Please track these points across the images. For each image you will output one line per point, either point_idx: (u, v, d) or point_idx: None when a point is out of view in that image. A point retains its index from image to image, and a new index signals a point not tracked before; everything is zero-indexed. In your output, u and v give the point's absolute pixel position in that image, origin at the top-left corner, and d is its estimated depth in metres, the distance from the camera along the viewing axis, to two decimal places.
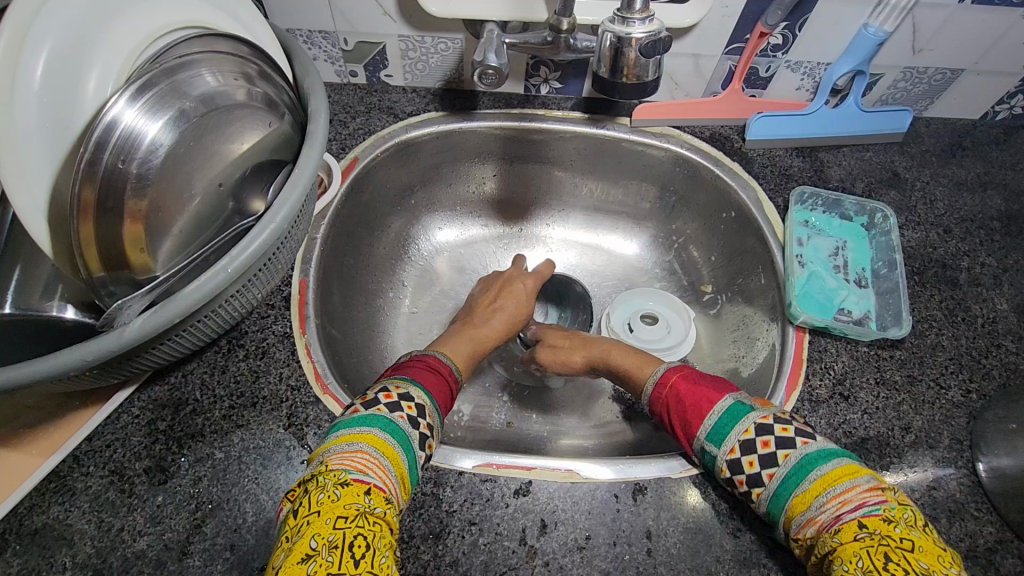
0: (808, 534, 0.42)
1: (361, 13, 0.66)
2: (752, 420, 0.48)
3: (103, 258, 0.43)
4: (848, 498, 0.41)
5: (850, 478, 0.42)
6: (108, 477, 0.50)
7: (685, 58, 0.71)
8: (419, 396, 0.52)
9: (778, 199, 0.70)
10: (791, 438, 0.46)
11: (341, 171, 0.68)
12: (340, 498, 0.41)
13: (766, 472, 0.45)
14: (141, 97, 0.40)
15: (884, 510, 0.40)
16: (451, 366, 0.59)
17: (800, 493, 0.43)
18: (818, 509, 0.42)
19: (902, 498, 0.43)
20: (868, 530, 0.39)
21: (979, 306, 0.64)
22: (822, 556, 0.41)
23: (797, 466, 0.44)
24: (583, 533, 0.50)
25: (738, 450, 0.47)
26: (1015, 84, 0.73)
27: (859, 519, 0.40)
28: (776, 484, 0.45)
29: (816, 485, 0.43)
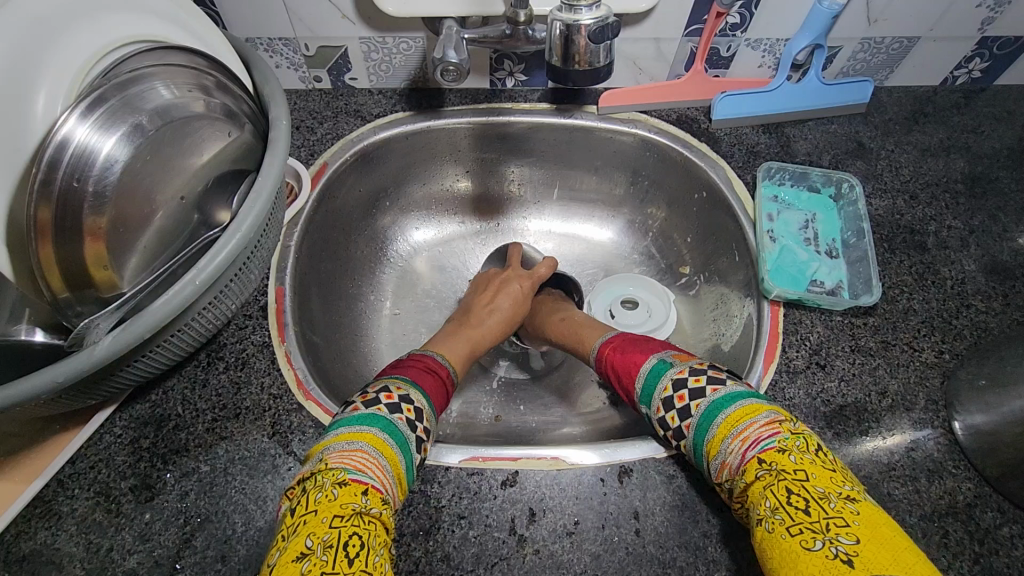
0: (724, 478, 0.46)
1: (320, 17, 0.66)
2: (670, 377, 0.52)
3: (67, 277, 0.43)
4: (748, 435, 0.45)
5: (745, 415, 0.47)
6: (94, 498, 0.49)
7: (646, 42, 0.71)
8: (418, 399, 0.53)
9: (747, 176, 0.71)
10: (702, 388, 0.50)
11: (310, 178, 0.68)
12: (337, 498, 0.42)
13: (686, 425, 0.49)
14: (92, 114, 0.40)
15: (778, 441, 0.44)
16: (448, 371, 0.60)
17: (709, 438, 0.47)
18: (725, 451, 0.46)
19: (801, 427, 0.46)
20: (766, 466, 0.43)
21: (947, 268, 0.65)
22: (740, 497, 0.45)
23: (705, 412, 0.48)
24: (571, 519, 0.51)
25: (661, 408, 0.51)
26: (971, 48, 0.74)
27: (757, 456, 0.44)
28: (692, 433, 0.49)
29: (721, 428, 0.47)
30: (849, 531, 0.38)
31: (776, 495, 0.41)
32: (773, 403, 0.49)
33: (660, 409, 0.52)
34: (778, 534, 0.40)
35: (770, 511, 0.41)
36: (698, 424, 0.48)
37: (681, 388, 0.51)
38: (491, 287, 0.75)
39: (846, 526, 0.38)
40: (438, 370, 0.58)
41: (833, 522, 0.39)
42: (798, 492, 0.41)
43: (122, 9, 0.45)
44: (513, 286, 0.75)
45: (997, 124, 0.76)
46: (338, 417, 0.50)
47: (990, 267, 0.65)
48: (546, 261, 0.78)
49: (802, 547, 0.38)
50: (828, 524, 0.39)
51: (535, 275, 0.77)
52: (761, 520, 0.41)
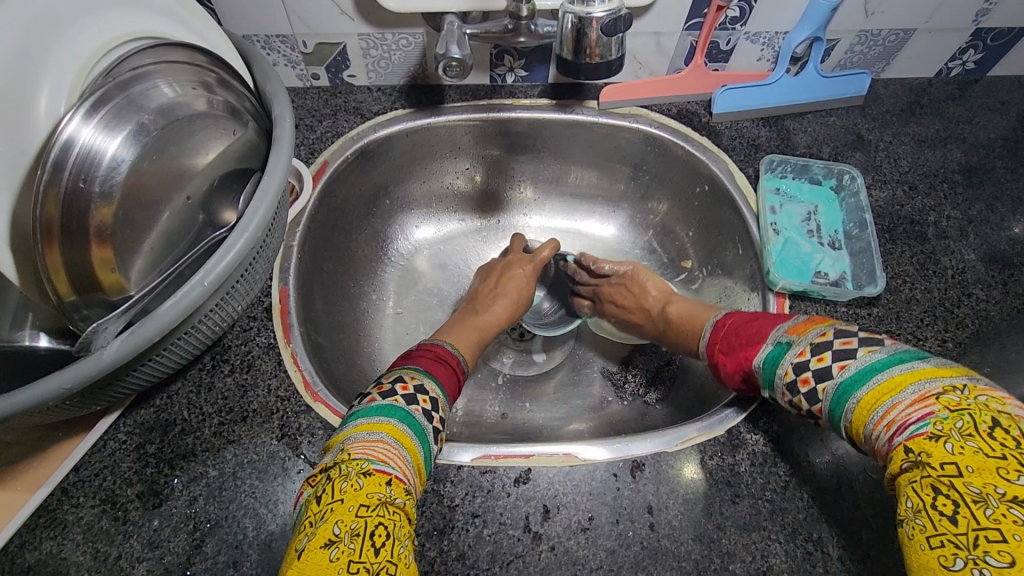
0: (876, 463, 0.41)
1: (318, 14, 0.65)
2: (791, 359, 0.46)
3: (73, 282, 0.41)
4: (893, 419, 0.39)
5: (890, 398, 0.40)
6: (100, 506, 0.48)
7: (646, 36, 0.71)
8: (433, 389, 0.53)
9: (749, 169, 0.71)
10: (828, 366, 0.44)
11: (311, 177, 0.67)
12: (363, 487, 0.41)
13: (817, 407, 0.45)
14: (96, 114, 0.39)
15: (931, 426, 0.37)
16: (459, 359, 0.60)
17: (849, 421, 0.42)
18: (872, 439, 0.41)
19: (968, 401, 0.38)
20: (911, 457, 0.37)
21: (948, 258, 0.66)
22: (889, 485, 0.41)
23: (834, 398, 0.43)
24: (585, 515, 0.51)
25: (788, 393, 0.47)
26: (966, 40, 0.75)
27: (903, 444, 0.38)
28: (827, 416, 0.44)
29: (857, 412, 0.42)
30: (1005, 549, 0.33)
31: (920, 495, 0.37)
32: (934, 367, 0.40)
33: (785, 395, 0.47)
34: (919, 543, 0.36)
35: (911, 513, 0.37)
36: (830, 406, 0.44)
37: (806, 370, 0.45)
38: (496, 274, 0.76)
39: (1003, 542, 0.33)
40: (449, 360, 0.58)
41: (983, 536, 0.33)
42: (948, 494, 0.35)
43: (121, 5, 0.44)
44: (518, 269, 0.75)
45: (992, 114, 0.77)
46: (354, 408, 0.49)
47: (990, 256, 0.66)
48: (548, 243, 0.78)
49: (942, 565, 0.34)
50: (977, 539, 0.34)
51: (536, 258, 0.77)
52: (903, 522, 0.37)
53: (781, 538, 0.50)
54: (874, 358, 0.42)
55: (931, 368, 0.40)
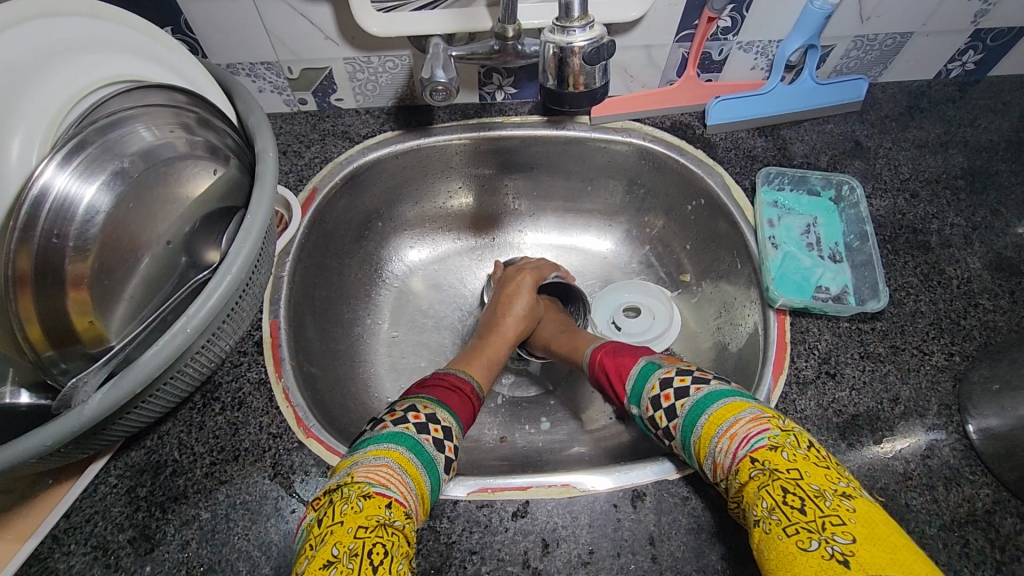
0: (718, 478, 0.46)
1: (302, 39, 0.64)
2: (657, 377, 0.54)
3: (50, 337, 0.42)
4: (736, 433, 0.46)
5: (732, 415, 0.47)
6: (91, 553, 0.48)
7: (636, 50, 0.70)
8: (445, 417, 0.53)
9: (745, 182, 0.70)
10: (686, 386, 0.51)
11: (300, 206, 0.66)
12: (363, 510, 0.42)
13: (670, 424, 0.51)
14: (71, 163, 0.40)
15: (768, 439, 0.45)
16: (472, 385, 0.60)
17: (698, 438, 0.48)
18: (715, 451, 0.46)
19: (790, 425, 0.46)
20: (758, 465, 0.43)
21: (953, 268, 0.64)
22: (735, 497, 0.45)
23: (690, 412, 0.50)
24: (586, 548, 0.49)
25: (650, 408, 0.53)
26: (964, 41, 0.73)
27: (749, 455, 0.44)
28: (679, 433, 0.50)
29: (708, 427, 0.48)
30: (846, 530, 0.39)
31: (773, 495, 0.42)
32: (761, 402, 0.50)
33: (649, 409, 0.53)
34: (776, 535, 0.40)
35: (767, 511, 0.41)
36: (682, 424, 0.50)
37: (667, 387, 0.52)
38: (501, 292, 0.74)
39: (843, 524, 0.39)
40: (463, 387, 0.58)
41: (828, 521, 0.39)
42: (794, 491, 0.41)
43: (95, 49, 0.43)
44: (527, 285, 0.74)
45: (993, 116, 0.75)
46: (365, 435, 0.50)
47: (996, 264, 0.64)
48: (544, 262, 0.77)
49: (799, 548, 0.39)
50: (824, 523, 0.39)
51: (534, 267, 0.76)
52: (759, 521, 0.42)
53: None
54: (713, 388, 0.50)
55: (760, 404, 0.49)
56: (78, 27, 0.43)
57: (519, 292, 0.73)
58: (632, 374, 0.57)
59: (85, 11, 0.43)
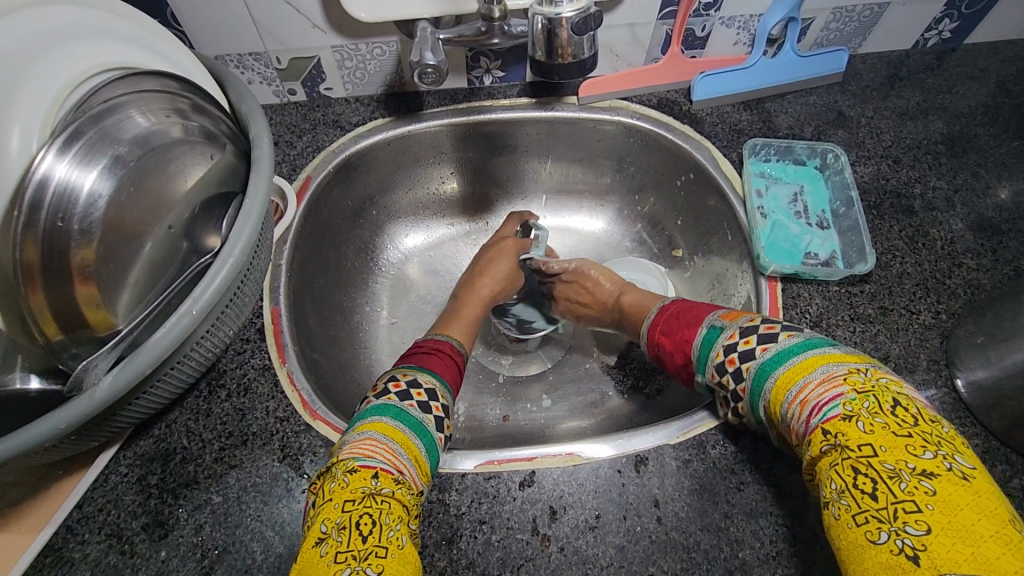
0: (795, 442, 0.44)
1: (289, 27, 0.64)
2: (721, 342, 0.52)
3: (59, 321, 0.42)
4: (806, 400, 0.43)
5: (802, 379, 0.44)
6: (106, 541, 0.48)
7: (621, 29, 0.70)
8: (427, 380, 0.54)
9: (732, 155, 0.71)
10: (752, 348, 0.49)
11: (295, 194, 0.67)
12: (348, 484, 0.42)
13: (738, 387, 0.49)
14: (69, 149, 0.40)
15: (842, 407, 0.41)
16: (453, 346, 0.61)
17: (768, 400, 0.46)
18: (788, 418, 0.44)
19: (871, 381, 0.42)
20: (830, 440, 0.40)
21: (936, 230, 0.66)
22: (811, 468, 0.43)
23: (755, 377, 0.47)
24: (593, 513, 0.51)
25: (715, 374, 0.51)
26: (940, 10, 0.75)
27: (820, 428, 0.41)
28: (748, 399, 0.48)
29: (775, 395, 0.45)
30: (920, 519, 0.35)
31: (841, 475, 0.39)
32: (841, 351, 0.45)
33: (716, 376, 0.51)
34: (845, 522, 0.38)
35: (836, 494, 0.39)
36: (751, 385, 0.48)
37: (733, 351, 0.50)
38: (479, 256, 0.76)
39: (917, 512, 0.35)
40: (443, 350, 0.59)
41: (901, 508, 0.35)
42: (864, 470, 0.38)
43: (86, 36, 0.43)
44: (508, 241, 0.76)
45: (970, 83, 0.78)
46: (355, 414, 0.51)
47: (978, 225, 0.66)
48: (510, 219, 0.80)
49: (868, 539, 0.36)
50: (895, 511, 0.36)
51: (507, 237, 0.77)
52: (829, 503, 0.39)
53: (789, 522, 0.50)
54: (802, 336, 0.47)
55: (840, 353, 0.45)
56: (70, 15, 0.43)
57: (492, 252, 0.75)
58: (699, 337, 0.54)
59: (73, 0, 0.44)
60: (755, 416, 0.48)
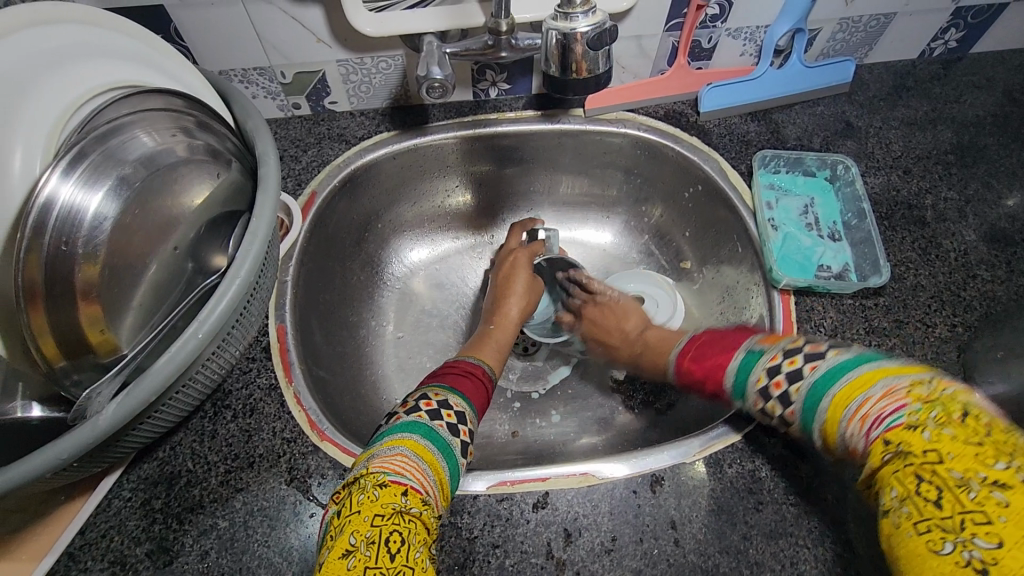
0: (851, 458, 0.39)
1: (294, 42, 0.64)
2: (763, 366, 0.44)
3: (59, 344, 0.41)
4: (867, 413, 0.37)
5: (861, 391, 0.37)
6: (109, 569, 0.47)
7: (628, 41, 0.70)
8: (458, 403, 0.53)
9: (741, 166, 0.70)
10: (800, 369, 0.42)
11: (300, 210, 0.66)
12: (379, 498, 0.41)
13: (787, 414, 0.42)
14: (74, 171, 0.38)
15: (908, 417, 0.35)
16: (483, 369, 0.59)
17: (822, 423, 0.39)
18: (846, 434, 0.38)
19: (939, 391, 0.36)
20: (892, 449, 0.35)
21: (949, 241, 0.65)
22: (867, 480, 0.38)
23: (807, 399, 0.41)
24: (608, 535, 0.49)
25: (760, 401, 0.44)
26: (946, 20, 0.75)
27: (882, 437, 0.36)
28: (798, 424, 0.42)
29: (833, 410, 0.38)
30: (991, 530, 0.31)
31: (904, 485, 0.34)
32: (900, 363, 0.39)
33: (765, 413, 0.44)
34: (904, 532, 0.33)
35: (897, 502, 0.34)
36: (802, 410, 0.41)
37: (777, 376, 0.43)
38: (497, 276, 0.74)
39: (989, 524, 0.31)
40: (475, 371, 0.58)
41: (969, 519, 0.31)
42: (931, 481, 0.33)
43: (89, 55, 0.43)
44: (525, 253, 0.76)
45: (977, 92, 0.77)
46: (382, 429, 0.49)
47: (990, 235, 0.66)
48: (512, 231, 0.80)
49: (931, 551, 0.32)
50: (963, 522, 0.31)
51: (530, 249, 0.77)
52: (888, 512, 0.35)
53: (809, 543, 0.48)
54: (837, 360, 0.40)
55: (897, 366, 0.38)
56: (74, 34, 0.42)
57: (516, 272, 0.74)
58: (734, 364, 0.47)
59: (74, 17, 0.43)
60: (806, 437, 0.42)
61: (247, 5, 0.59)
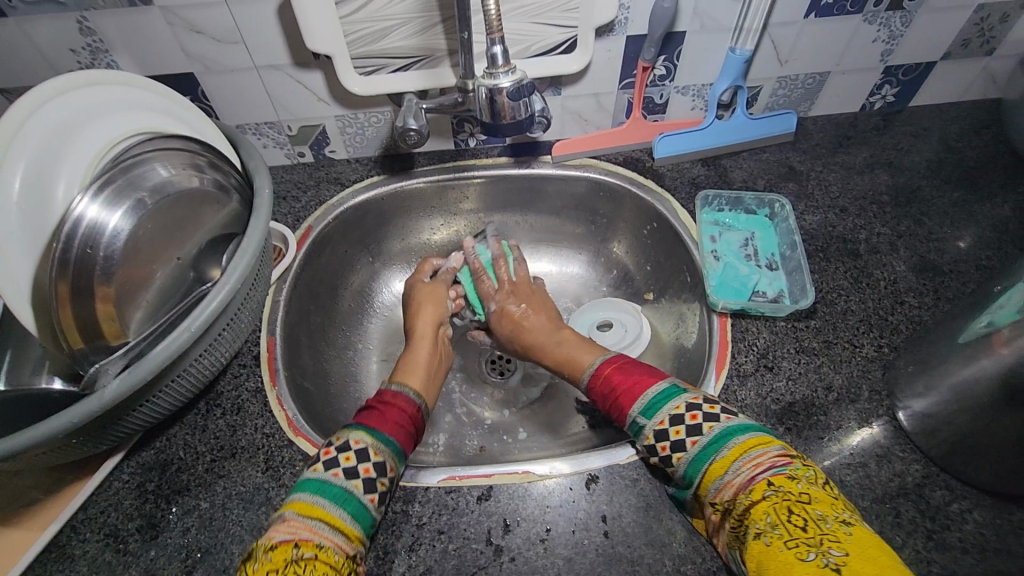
0: (725, 498, 0.46)
1: (298, 101, 0.76)
2: (683, 399, 0.52)
3: (84, 335, 0.50)
4: (762, 460, 0.45)
5: (762, 445, 0.47)
6: (104, 540, 0.54)
7: (586, 98, 0.80)
8: (361, 438, 0.51)
9: (690, 205, 0.78)
10: (699, 423, 0.50)
11: (296, 241, 0.76)
12: (271, 561, 0.42)
13: (675, 455, 0.50)
14: (102, 194, 0.48)
15: (790, 469, 0.44)
16: (405, 396, 0.58)
17: (712, 463, 0.47)
18: (733, 472, 0.46)
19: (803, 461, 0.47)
20: (773, 487, 0.43)
21: (880, 271, 0.71)
22: (738, 517, 0.44)
23: (715, 436, 0.49)
24: (544, 526, 0.54)
25: (666, 421, 0.51)
26: (879, 78, 0.83)
27: (768, 477, 0.44)
28: (696, 451, 0.49)
29: (734, 450, 0.47)
30: (842, 545, 0.39)
31: (778, 511, 0.42)
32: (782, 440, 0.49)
33: (665, 422, 0.51)
34: (775, 547, 0.40)
35: (770, 525, 0.41)
36: (705, 442, 0.49)
37: (680, 423, 0.50)
38: (410, 303, 0.77)
39: (840, 543, 0.39)
40: (392, 402, 0.56)
41: (828, 539, 0.39)
42: (798, 512, 0.42)
43: (126, 108, 0.54)
44: (440, 281, 0.79)
45: (915, 141, 0.84)
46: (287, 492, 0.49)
47: (920, 266, 0.71)
48: (421, 265, 0.83)
49: (798, 559, 0.39)
50: (822, 539, 0.39)
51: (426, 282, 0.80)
52: (760, 533, 0.42)
53: None
54: (733, 423, 0.49)
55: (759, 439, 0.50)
56: (116, 92, 0.54)
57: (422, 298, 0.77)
58: (648, 395, 0.54)
59: (119, 80, 0.55)
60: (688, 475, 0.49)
61: (260, 72, 0.71)
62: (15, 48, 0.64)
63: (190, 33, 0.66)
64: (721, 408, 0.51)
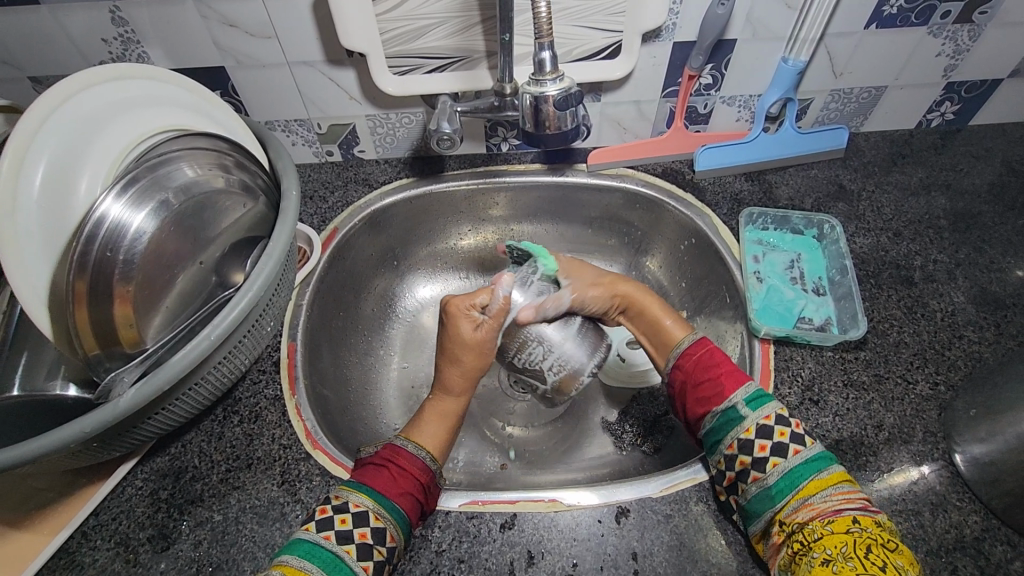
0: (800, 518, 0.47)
1: (329, 99, 0.73)
2: (754, 421, 0.52)
3: (99, 339, 0.48)
4: (851, 498, 0.47)
5: (850, 483, 0.48)
6: (113, 549, 0.52)
7: (627, 105, 0.76)
8: (360, 501, 0.49)
9: (731, 222, 0.75)
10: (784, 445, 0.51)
11: (321, 243, 0.74)
12: None
13: (754, 474, 0.50)
14: (126, 193, 0.47)
15: (875, 515, 0.46)
16: (422, 464, 0.54)
17: (799, 489, 0.48)
18: (821, 498, 0.47)
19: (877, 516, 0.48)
20: (859, 526, 0.45)
21: (936, 301, 0.66)
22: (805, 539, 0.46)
23: (818, 454, 0.50)
24: (570, 560, 0.51)
25: (735, 447, 0.52)
26: (939, 94, 0.78)
27: (854, 516, 0.46)
28: (776, 479, 0.49)
29: (830, 478, 0.48)
30: None
31: (856, 546, 0.44)
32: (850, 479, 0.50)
33: (735, 447, 0.52)
34: None
35: (844, 557, 0.43)
36: (780, 481, 0.49)
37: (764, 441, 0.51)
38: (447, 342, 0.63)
39: None
40: (398, 464, 0.53)
41: None
42: (878, 553, 0.43)
43: (151, 103, 0.52)
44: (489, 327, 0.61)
45: (975, 162, 0.79)
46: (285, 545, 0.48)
47: (981, 298, 0.66)
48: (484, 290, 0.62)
49: None
50: None
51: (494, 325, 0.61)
52: (830, 562, 0.43)
53: None
54: (812, 452, 0.50)
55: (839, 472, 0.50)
56: (143, 86, 0.52)
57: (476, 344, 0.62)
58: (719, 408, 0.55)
59: (148, 74, 0.53)
60: (755, 503, 0.49)
61: (292, 69, 0.69)
62: (47, 38, 0.63)
63: (223, 26, 0.64)
64: (794, 434, 0.51)
